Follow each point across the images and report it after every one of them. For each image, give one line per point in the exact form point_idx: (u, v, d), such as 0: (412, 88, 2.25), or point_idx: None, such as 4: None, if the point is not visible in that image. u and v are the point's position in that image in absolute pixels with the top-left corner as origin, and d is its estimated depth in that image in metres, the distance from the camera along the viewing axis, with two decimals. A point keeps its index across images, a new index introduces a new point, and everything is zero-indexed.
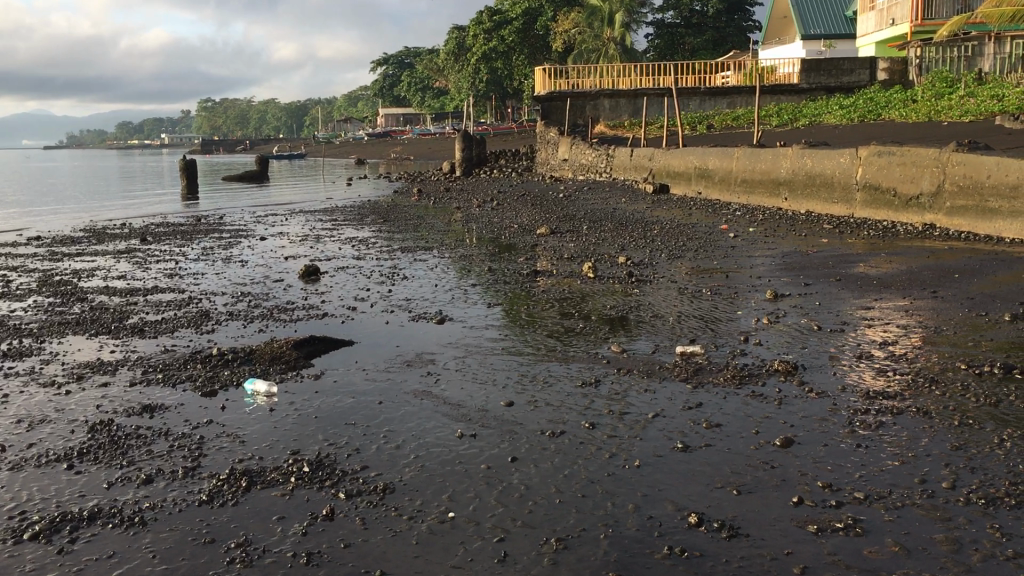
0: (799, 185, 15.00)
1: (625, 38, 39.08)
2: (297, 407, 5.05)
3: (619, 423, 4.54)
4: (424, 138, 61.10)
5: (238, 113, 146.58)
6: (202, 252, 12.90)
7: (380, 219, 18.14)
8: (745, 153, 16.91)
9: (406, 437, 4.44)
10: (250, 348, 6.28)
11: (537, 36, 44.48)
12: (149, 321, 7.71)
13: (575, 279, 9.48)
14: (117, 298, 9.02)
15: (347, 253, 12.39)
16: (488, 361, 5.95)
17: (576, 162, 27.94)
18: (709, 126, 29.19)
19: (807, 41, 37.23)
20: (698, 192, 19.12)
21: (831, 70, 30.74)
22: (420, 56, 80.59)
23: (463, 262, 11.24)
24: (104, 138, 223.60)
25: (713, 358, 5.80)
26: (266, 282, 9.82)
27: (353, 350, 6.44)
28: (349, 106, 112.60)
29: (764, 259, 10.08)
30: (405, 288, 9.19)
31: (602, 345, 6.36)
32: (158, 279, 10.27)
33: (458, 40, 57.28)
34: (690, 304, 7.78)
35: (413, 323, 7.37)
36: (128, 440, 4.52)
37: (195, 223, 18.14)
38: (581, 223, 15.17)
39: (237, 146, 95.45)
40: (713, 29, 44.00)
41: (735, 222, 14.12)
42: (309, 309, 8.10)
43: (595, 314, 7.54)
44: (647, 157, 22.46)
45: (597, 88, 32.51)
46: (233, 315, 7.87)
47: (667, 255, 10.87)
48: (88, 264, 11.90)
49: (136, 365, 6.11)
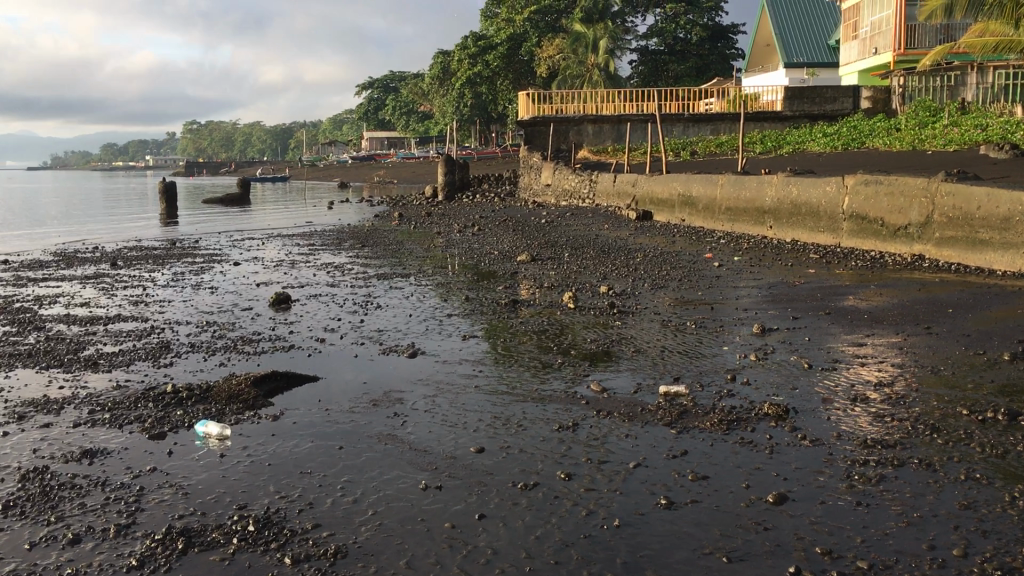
0: (783, 214, 14.78)
1: (610, 65, 39.07)
2: (250, 452, 4.67)
3: (597, 473, 4.20)
4: (408, 162, 60.87)
5: (222, 135, 146.18)
6: (172, 278, 12.51)
7: (358, 244, 17.77)
8: (729, 181, 16.70)
9: (365, 490, 4.08)
10: (206, 386, 5.88)
11: (522, 61, 44.43)
12: (106, 353, 7.31)
13: (555, 310, 9.15)
14: (75, 327, 8.61)
15: (322, 280, 12.03)
16: (459, 400, 5.59)
17: (559, 188, 27.71)
18: (694, 152, 29.08)
19: (790, 69, 37.34)
20: (681, 219, 18.89)
21: (814, 98, 30.75)
22: (405, 80, 80.63)
23: (441, 291, 10.91)
24: (87, 159, 222.49)
25: (698, 400, 5.47)
26: (233, 310, 9.44)
27: (316, 387, 6.06)
28: (334, 130, 112.52)
29: (749, 290, 9.81)
30: (379, 318, 8.83)
31: (582, 383, 6.01)
32: (122, 307, 9.87)
33: (442, 65, 57.22)
34: (674, 339, 7.47)
35: (383, 356, 7.01)
36: (59, 491, 4.13)
37: (170, 247, 17.75)
38: (563, 251, 14.86)
39: (220, 169, 94.91)
40: (697, 56, 44.13)
41: (720, 251, 13.86)
42: (275, 340, 7.72)
43: (575, 348, 7.22)
44: (630, 183, 22.24)
45: (580, 114, 32.39)
46: (195, 346, 7.49)
47: (650, 285, 10.58)
48: (52, 290, 11.47)
49: (83, 404, 5.69)
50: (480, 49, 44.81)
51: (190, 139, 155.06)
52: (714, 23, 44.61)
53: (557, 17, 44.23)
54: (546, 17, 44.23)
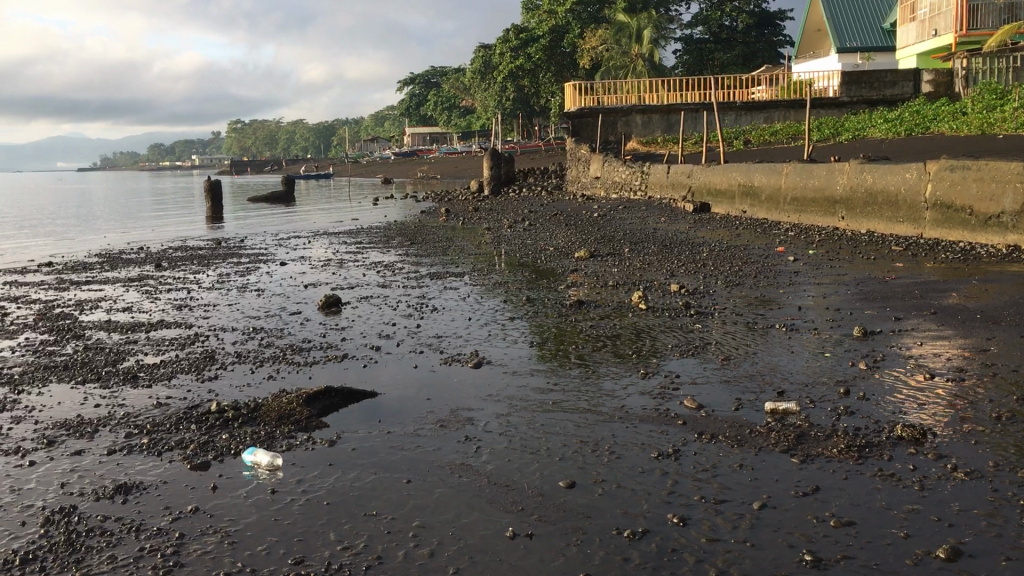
0: (857, 204, 13.94)
1: (655, 55, 38.20)
2: (306, 487, 4.05)
3: (718, 518, 3.51)
4: (451, 157, 60.46)
5: (266, 135, 147.20)
6: (217, 279, 12.02)
7: (407, 241, 17.22)
8: (795, 169, 15.86)
9: (443, 538, 3.45)
10: (254, 404, 5.28)
11: (565, 53, 43.59)
12: (146, 364, 6.77)
13: (625, 312, 8.43)
14: (116, 335, 8.09)
15: (372, 280, 11.47)
16: (537, 421, 4.94)
17: (609, 180, 26.98)
18: (748, 142, 28.17)
19: (844, 55, 36.16)
20: (742, 211, 18.07)
21: (872, 83, 29.59)
22: (446, 75, 80.25)
23: (498, 290, 10.28)
24: (136, 161, 226.34)
25: (813, 420, 4.76)
26: (281, 315, 8.87)
27: (375, 405, 5.44)
28: (376, 126, 112.75)
29: (837, 288, 9.02)
30: (435, 322, 8.22)
31: (672, 398, 5.32)
32: (166, 312, 9.36)
33: (483, 58, 56.62)
34: (765, 344, 6.74)
35: (446, 367, 6.37)
36: (87, 540, 3.54)
37: (215, 247, 17.33)
38: (623, 246, 14.18)
39: (265, 167, 95.40)
40: (744, 44, 43.00)
41: (791, 244, 13.08)
42: (326, 349, 7.13)
43: (656, 356, 6.51)
44: (685, 174, 21.43)
45: (628, 104, 31.56)
46: (241, 357, 6.90)
47: (725, 282, 9.86)
48: (94, 294, 11.03)
49: (119, 427, 5.11)
50: (522, 41, 44.38)
51: (235, 138, 156.16)
52: (760, 9, 43.45)
53: (600, 7, 43.13)
54: (589, 7, 43.16)
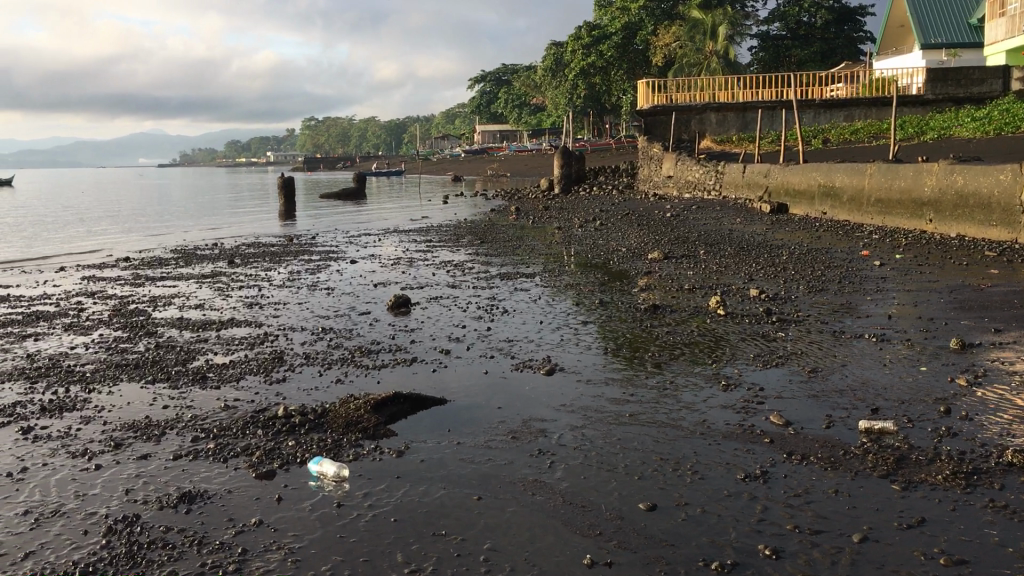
0: (947, 206, 13.37)
1: (730, 52, 37.34)
2: (373, 502, 3.87)
3: (815, 552, 3.23)
4: (521, 154, 60.38)
5: (339, 131, 149.22)
6: (288, 277, 12.02)
7: (477, 240, 17.09)
8: (880, 170, 15.29)
9: (516, 564, 3.24)
10: (321, 410, 5.14)
11: (637, 51, 43.03)
12: (216, 364, 6.71)
13: (703, 318, 8.12)
14: (187, 333, 8.08)
15: (442, 279, 11.35)
16: (614, 435, 4.70)
17: (682, 179, 26.51)
18: (827, 141, 27.40)
19: (928, 51, 35.00)
20: (822, 212, 17.51)
21: (959, 80, 28.54)
22: (517, 73, 80.18)
23: (570, 292, 10.05)
24: (214, 157, 231.74)
25: (912, 442, 4.43)
26: (350, 315, 8.78)
27: (446, 413, 5.26)
28: (447, 124, 113.36)
29: (930, 295, 8.57)
30: (506, 324, 8.03)
31: (757, 413, 5.01)
32: (236, 310, 9.34)
33: (555, 56, 56.39)
34: (854, 355, 6.38)
35: (517, 373, 6.16)
36: (148, 552, 3.42)
37: (287, 243, 17.45)
38: (697, 247, 13.81)
39: (338, 163, 96.70)
40: (822, 40, 41.94)
41: (876, 247, 12.58)
42: (395, 351, 6.99)
43: (739, 366, 6.20)
44: (762, 174, 20.89)
45: (702, 102, 30.96)
46: (309, 358, 6.79)
47: (807, 288, 9.47)
48: (168, 290, 11.11)
49: (186, 430, 5.02)
50: (594, 39, 43.94)
51: (309, 135, 158.61)
52: (840, 5, 42.32)
53: (674, 5, 42.10)
54: (662, 4, 42.19)
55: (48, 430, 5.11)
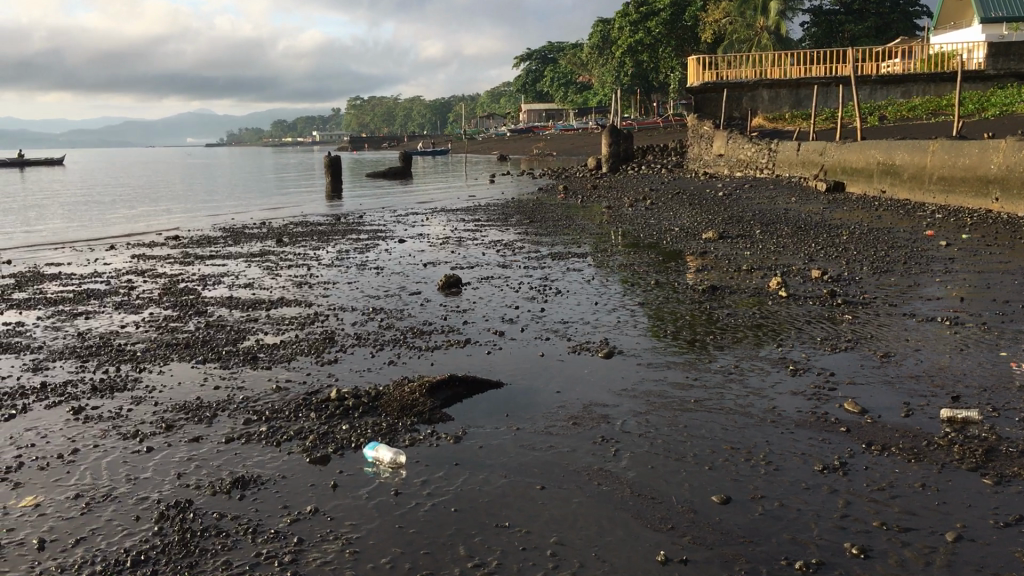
0: (1014, 184, 12.88)
1: (781, 27, 36.57)
2: (431, 490, 3.72)
3: (908, 553, 3.00)
4: (567, 133, 59.89)
5: (385, 112, 149.38)
6: (337, 256, 11.92)
7: (526, 219, 16.88)
8: (943, 146, 14.78)
9: (585, 560, 3.06)
10: (375, 393, 5.01)
11: (685, 27, 42.18)
12: (266, 344, 6.61)
13: (764, 299, 7.84)
14: (237, 313, 8.01)
15: (493, 259, 11.17)
16: (679, 423, 4.49)
17: (733, 157, 26.00)
18: (883, 118, 26.70)
19: (987, 25, 33.97)
20: (881, 190, 17.02)
21: (1021, 55, 27.60)
22: (563, 52, 79.51)
23: (624, 273, 9.83)
24: (262, 137, 233.93)
25: (1001, 432, 4.16)
26: (400, 295, 8.64)
27: (503, 397, 5.09)
28: (491, 104, 112.82)
29: (1003, 277, 8.19)
30: (560, 305, 7.84)
31: (830, 400, 4.77)
32: (286, 289, 9.25)
33: (602, 34, 55.82)
34: (929, 340, 6.09)
35: (575, 357, 5.97)
36: (201, 541, 3.29)
37: (335, 222, 17.38)
38: (752, 227, 13.46)
39: (383, 142, 96.93)
40: (876, 16, 40.88)
41: (940, 227, 12.16)
42: (447, 332, 6.84)
43: (806, 350, 5.94)
44: (818, 152, 20.36)
45: (754, 78, 30.34)
46: (360, 339, 6.66)
47: (871, 268, 9.15)
48: (218, 269, 11.09)
49: (238, 412, 4.92)
50: (642, 15, 43.53)
51: (354, 114, 158.98)
52: None
53: None
54: None
55: (99, 411, 5.03)
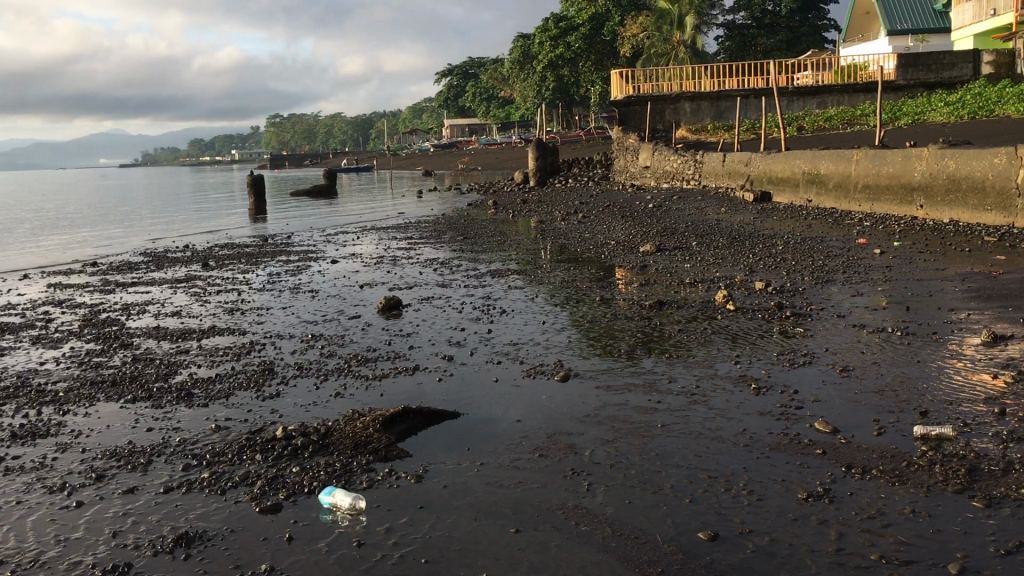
0: (938, 192, 13.14)
1: (697, 41, 37.15)
2: (397, 538, 3.46)
3: None
4: (491, 148, 59.86)
5: (305, 130, 147.46)
6: (268, 279, 11.51)
7: (459, 236, 16.64)
8: (867, 155, 15.04)
9: None
10: (325, 429, 4.71)
11: (603, 42, 42.47)
12: (201, 378, 6.23)
13: (713, 313, 7.75)
14: (166, 344, 7.58)
15: (431, 278, 10.91)
16: (650, 450, 4.30)
17: (659, 169, 26.21)
18: (802, 128, 27.24)
19: (894, 37, 35.04)
20: (807, 199, 17.27)
21: (930, 65, 28.39)
22: (484, 67, 79.61)
23: (566, 289, 9.66)
24: (178, 156, 228.82)
25: (977, 449, 4.06)
26: (339, 319, 8.32)
27: (460, 428, 4.84)
28: (414, 119, 112.31)
29: (942, 285, 8.23)
30: (508, 325, 7.62)
31: (799, 420, 4.64)
32: (217, 317, 8.83)
33: (522, 49, 55.98)
34: (883, 352, 6.03)
35: (529, 381, 5.74)
36: None
37: (261, 244, 16.89)
38: (687, 239, 13.47)
39: (305, 160, 95.61)
40: (787, 29, 41.75)
41: (871, 235, 12.31)
42: (393, 359, 6.55)
43: (765, 366, 5.82)
44: (743, 162, 20.61)
45: (676, 91, 30.71)
46: (302, 370, 6.33)
47: (812, 279, 9.16)
48: (142, 296, 10.58)
49: (176, 457, 4.57)
50: (561, 30, 43.36)
51: (274, 132, 156.62)
52: None
53: None
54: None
55: (19, 461, 4.62)
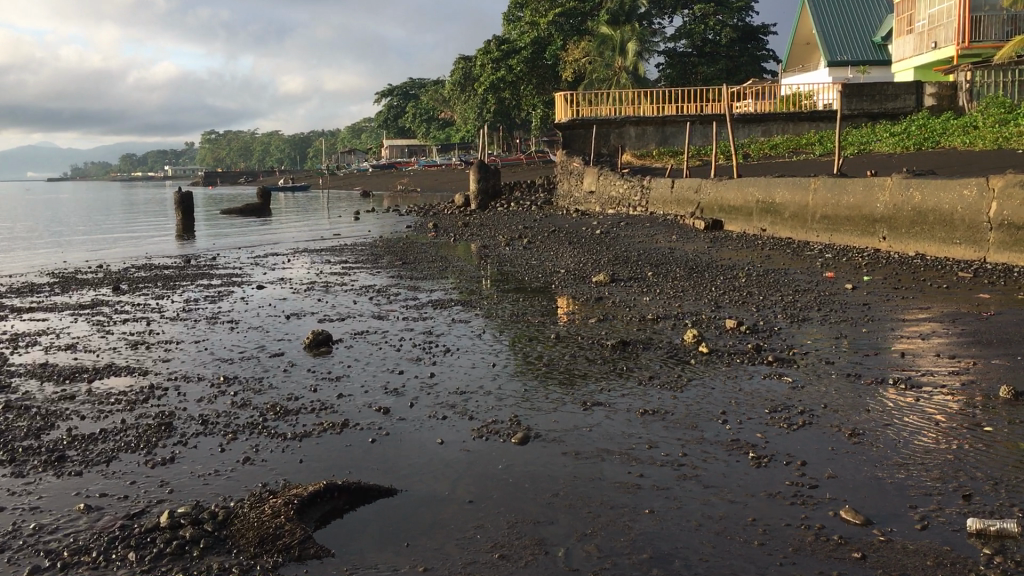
0: (902, 223, 12.59)
1: (639, 67, 36.80)
2: None
3: None
4: (431, 169, 58.90)
5: (242, 148, 144.87)
6: (183, 307, 10.35)
7: (397, 261, 15.63)
8: (826, 185, 14.48)
9: None
10: (223, 516, 3.68)
11: (546, 66, 41.80)
12: (83, 436, 5.10)
13: (683, 357, 6.91)
14: (49, 388, 6.40)
15: (366, 309, 9.87)
16: (640, 549, 3.37)
17: (604, 195, 25.55)
18: (747, 156, 26.89)
19: (834, 68, 35.21)
20: (760, 229, 16.67)
21: (874, 96, 28.29)
22: (425, 88, 78.85)
23: (516, 324, 8.73)
24: (110, 170, 223.38)
25: None
26: (258, 358, 7.24)
27: (397, 512, 3.85)
28: (352, 139, 110.66)
29: (928, 328, 7.50)
30: (452, 369, 6.64)
31: (821, 505, 3.75)
32: (117, 352, 7.68)
33: (464, 71, 55.35)
34: (892, 410, 5.18)
35: (483, 445, 4.75)
36: None
37: (183, 266, 15.62)
38: (642, 269, 12.66)
39: (240, 178, 93.44)
40: (727, 58, 41.75)
41: (838, 268, 11.64)
42: (318, 411, 5.52)
43: (758, 427, 4.93)
44: (692, 189, 20.01)
45: (621, 116, 30.20)
46: (206, 425, 5.23)
47: (785, 317, 8.40)
48: (36, 325, 9.34)
49: (21, 556, 3.47)
50: (503, 53, 42.01)
51: (209, 149, 153.72)
52: (744, 24, 42.52)
53: (583, 19, 41.28)
54: (571, 19, 41.29)
55: None
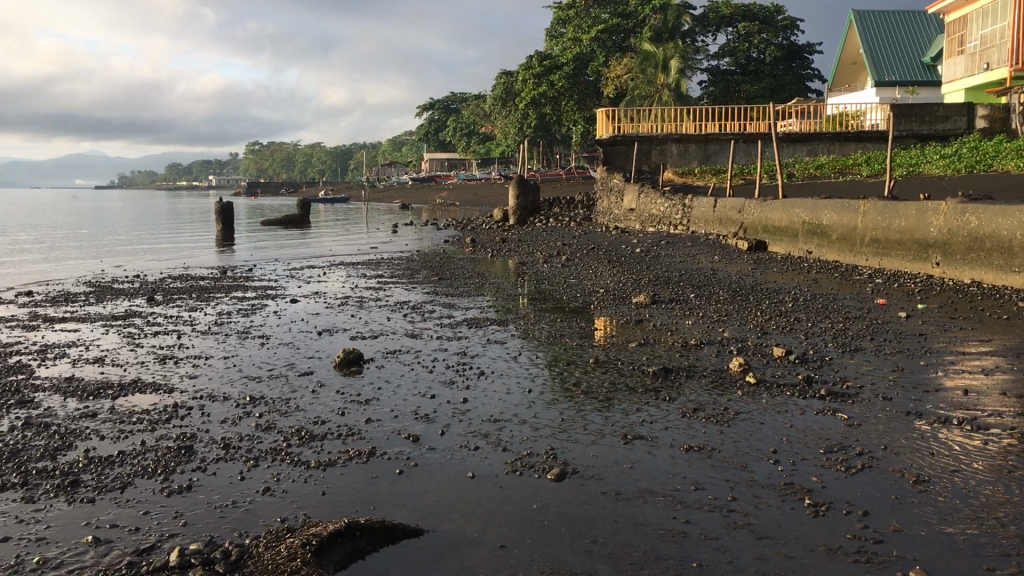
0: (956, 248, 12.12)
1: (681, 84, 36.42)
2: None
3: None
4: (471, 184, 58.87)
5: (285, 159, 146.37)
6: (215, 320, 10.19)
7: (434, 276, 15.42)
8: (876, 207, 14.03)
9: None
10: (237, 556, 3.44)
11: (588, 82, 41.35)
12: (100, 457, 4.88)
13: (729, 387, 6.56)
14: (71, 404, 6.21)
15: (399, 326, 9.63)
16: None
17: (644, 212, 25.21)
18: (791, 175, 26.39)
19: (882, 88, 34.56)
20: (806, 251, 16.23)
21: (923, 117, 27.66)
22: (466, 102, 79.03)
23: (553, 346, 8.43)
24: (156, 179, 226.97)
25: None
26: (287, 376, 7.02)
27: (423, 555, 3.56)
28: (393, 152, 111.21)
29: (989, 363, 7.08)
30: (486, 394, 6.36)
31: (888, 564, 3.41)
32: (144, 367, 7.50)
33: (505, 86, 55.32)
34: (958, 454, 4.80)
35: (516, 480, 4.46)
36: None
37: (219, 276, 15.53)
38: (684, 290, 12.32)
39: (282, 190, 94.25)
40: (771, 77, 41.00)
41: (889, 294, 11.19)
42: (344, 437, 5.25)
43: (813, 470, 4.58)
44: (735, 209, 19.61)
45: (663, 132, 29.85)
46: (228, 450, 5.00)
47: (835, 346, 8.02)
48: (67, 336, 9.21)
49: None
50: (545, 68, 41.55)
51: (252, 159, 155.54)
52: (789, 43, 41.99)
53: (626, 36, 41.15)
54: (614, 35, 41.12)
55: None
